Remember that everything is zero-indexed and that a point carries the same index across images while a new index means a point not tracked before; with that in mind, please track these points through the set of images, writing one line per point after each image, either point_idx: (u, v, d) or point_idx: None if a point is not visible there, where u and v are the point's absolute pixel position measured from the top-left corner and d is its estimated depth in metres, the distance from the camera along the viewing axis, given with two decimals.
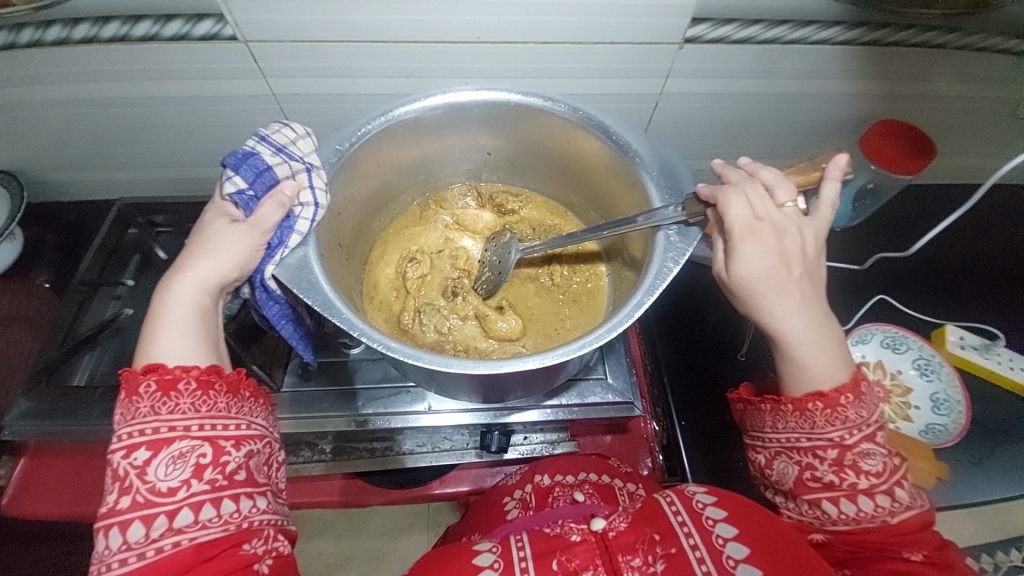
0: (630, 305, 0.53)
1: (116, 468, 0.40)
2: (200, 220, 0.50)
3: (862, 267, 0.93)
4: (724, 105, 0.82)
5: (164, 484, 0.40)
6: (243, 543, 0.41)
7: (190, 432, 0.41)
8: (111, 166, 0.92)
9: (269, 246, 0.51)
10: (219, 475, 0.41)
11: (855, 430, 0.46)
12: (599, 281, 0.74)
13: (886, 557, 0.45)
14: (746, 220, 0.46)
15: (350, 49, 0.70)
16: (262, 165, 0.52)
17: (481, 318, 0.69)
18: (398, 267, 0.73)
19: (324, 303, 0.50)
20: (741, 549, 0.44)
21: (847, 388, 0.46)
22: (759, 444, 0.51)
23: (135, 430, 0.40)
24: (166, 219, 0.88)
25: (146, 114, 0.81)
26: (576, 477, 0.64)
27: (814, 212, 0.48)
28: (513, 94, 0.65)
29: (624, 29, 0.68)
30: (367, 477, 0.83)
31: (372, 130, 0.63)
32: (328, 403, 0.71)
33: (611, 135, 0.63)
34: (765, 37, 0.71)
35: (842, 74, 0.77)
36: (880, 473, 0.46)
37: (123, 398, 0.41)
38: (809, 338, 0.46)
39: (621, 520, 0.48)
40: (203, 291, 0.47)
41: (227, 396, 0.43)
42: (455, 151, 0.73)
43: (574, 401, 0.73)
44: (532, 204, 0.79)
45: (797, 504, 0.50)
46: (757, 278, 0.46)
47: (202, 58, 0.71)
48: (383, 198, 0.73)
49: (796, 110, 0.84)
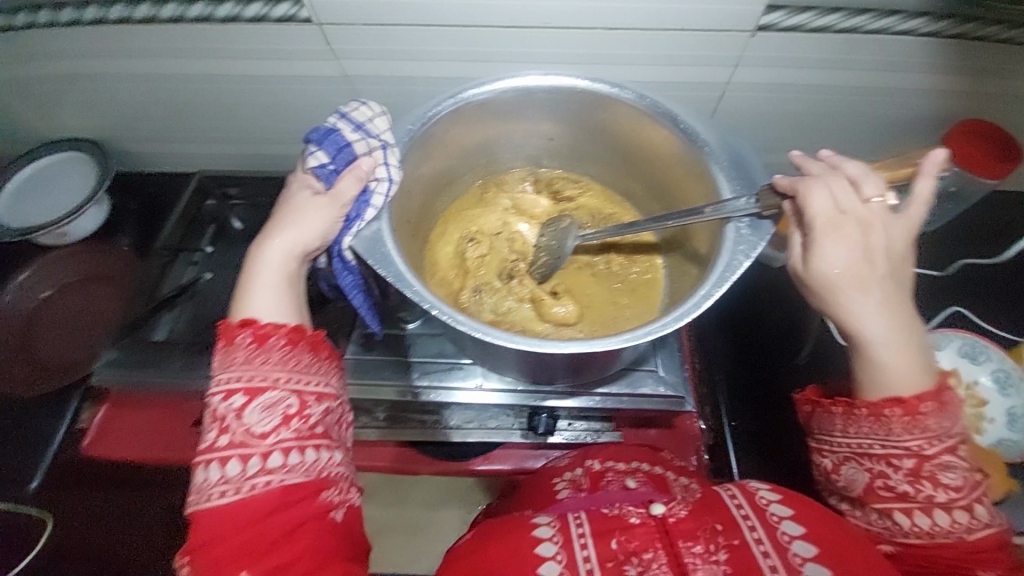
0: (696, 297, 0.52)
1: (216, 409, 0.43)
2: (286, 191, 0.53)
3: (942, 273, 0.88)
4: (796, 98, 0.79)
5: (257, 428, 0.43)
6: (322, 491, 0.44)
7: (278, 384, 0.44)
8: (187, 140, 0.97)
9: (347, 219, 0.53)
10: (303, 426, 0.44)
11: (935, 441, 0.44)
12: (657, 273, 0.74)
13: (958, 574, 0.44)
14: (828, 213, 0.45)
15: (420, 32, 0.72)
16: (342, 141, 0.54)
17: (536, 301, 0.70)
18: (458, 247, 0.75)
19: (396, 275, 0.52)
20: (808, 548, 0.43)
21: (929, 395, 0.44)
22: (826, 448, 0.50)
23: (232, 377, 0.44)
24: (239, 192, 0.93)
25: (225, 91, 0.86)
26: (629, 465, 0.63)
27: (903, 209, 0.46)
28: (580, 80, 0.65)
29: (694, 15, 0.67)
30: (417, 446, 0.86)
31: (443, 111, 0.64)
32: (389, 372, 0.74)
33: (680, 124, 0.62)
34: (841, 27, 0.68)
35: (928, 67, 0.73)
36: (960, 488, 0.44)
37: (222, 346, 0.45)
38: (892, 340, 0.45)
39: (682, 508, 0.48)
40: (289, 258, 0.49)
41: (309, 354, 0.46)
42: (518, 136, 0.74)
43: (625, 390, 0.73)
44: (591, 192, 0.79)
45: (865, 513, 0.48)
46: (837, 273, 0.44)
47: (280, 39, 0.74)
48: (447, 179, 0.74)
49: (875, 104, 0.80)
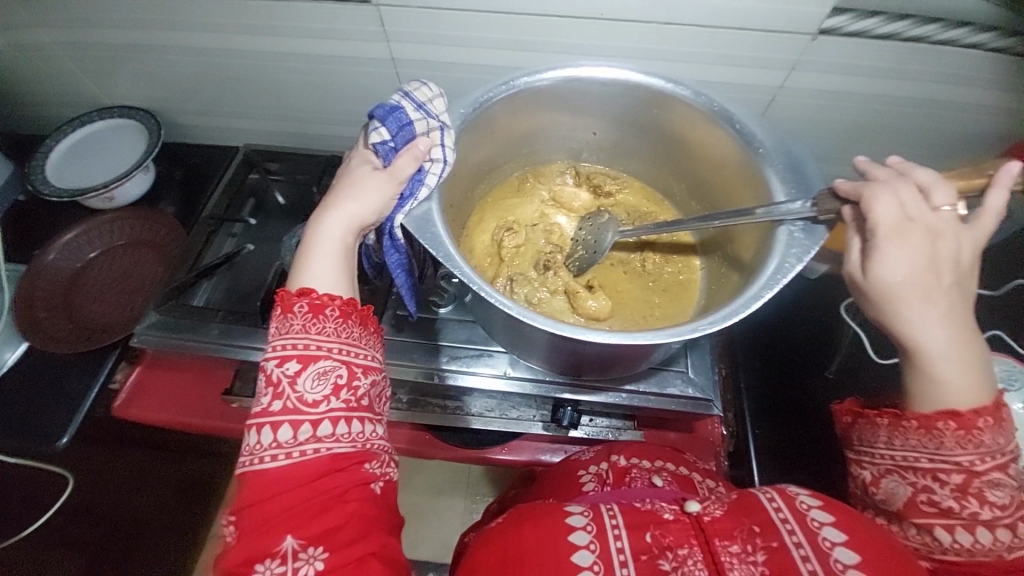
0: (745, 298, 0.52)
1: (270, 375, 0.44)
2: (345, 165, 0.54)
3: (993, 293, 0.85)
4: (850, 105, 0.77)
5: (309, 396, 0.44)
6: (365, 462, 0.45)
7: (332, 353, 0.45)
8: (233, 114, 0.99)
9: (401, 197, 0.54)
10: (352, 397, 0.45)
11: (986, 458, 0.44)
12: (693, 274, 0.74)
13: None
14: (894, 219, 0.44)
15: (474, 18, 0.72)
16: (405, 119, 0.54)
17: (571, 293, 0.70)
18: (494, 236, 0.75)
19: (446, 255, 0.53)
20: (850, 555, 0.42)
21: (986, 411, 0.44)
22: (866, 460, 0.49)
23: (288, 343, 0.45)
24: (279, 167, 0.96)
25: (275, 69, 0.87)
26: (654, 463, 0.64)
27: (973, 220, 0.45)
28: (635, 73, 0.64)
29: (755, 15, 0.66)
30: (434, 431, 0.87)
31: (494, 98, 0.63)
32: (418, 354, 0.75)
33: (736, 124, 0.61)
34: (911, 34, 0.66)
35: (992, 82, 0.71)
36: (1005, 506, 0.43)
37: (279, 313, 0.46)
38: (951, 353, 0.44)
39: (718, 507, 0.48)
40: (347, 230, 0.50)
41: (360, 327, 0.47)
42: (563, 128, 0.74)
43: (652, 390, 0.73)
44: (630, 189, 0.78)
45: (902, 528, 0.47)
46: (900, 281, 0.43)
47: (335, 18, 0.75)
48: (488, 167, 0.74)
49: (930, 117, 0.77)
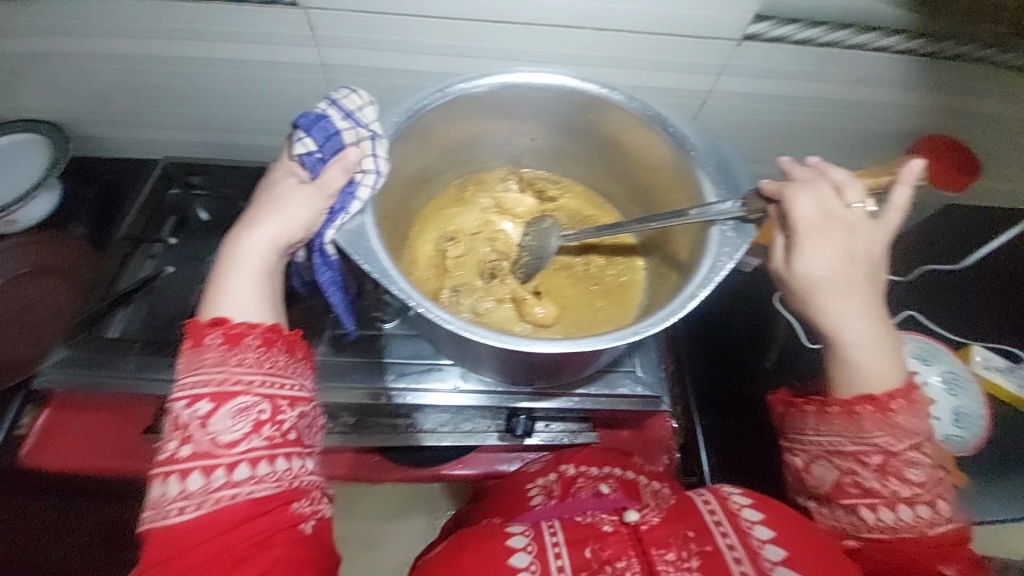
0: (682, 298, 0.53)
1: (178, 416, 0.41)
2: (268, 178, 0.51)
3: (905, 279, 0.93)
4: (774, 108, 0.81)
5: (225, 436, 0.40)
6: (292, 502, 0.41)
7: (252, 387, 0.41)
8: (150, 125, 0.91)
9: (330, 211, 0.50)
10: (275, 433, 0.41)
11: (903, 438, 0.46)
12: (635, 275, 0.74)
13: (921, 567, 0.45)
14: (814, 217, 0.46)
15: (408, 22, 0.70)
16: (332, 129, 0.51)
17: (517, 301, 0.70)
18: (436, 246, 0.74)
19: (382, 272, 0.50)
20: (778, 551, 0.44)
21: (899, 394, 0.47)
22: (797, 447, 0.51)
23: (200, 380, 0.41)
24: (202, 181, 0.90)
25: (196, 75, 0.81)
26: (600, 470, 0.62)
27: (883, 215, 0.47)
28: (570, 79, 0.64)
29: (684, 21, 0.68)
30: (384, 453, 0.84)
31: (429, 105, 0.62)
32: (358, 376, 0.71)
33: (668, 127, 0.63)
34: (826, 40, 0.70)
35: (896, 82, 0.77)
36: (924, 483, 0.46)
37: (189, 347, 0.42)
38: (868, 340, 0.46)
39: (655, 515, 0.48)
40: (270, 250, 0.47)
41: (286, 356, 0.44)
42: (502, 136, 0.73)
43: (602, 391, 0.74)
44: (571, 193, 0.79)
45: (831, 510, 0.49)
46: (820, 275, 0.46)
47: (258, 21, 0.71)
48: (425, 177, 0.72)
49: (845, 118, 0.83)
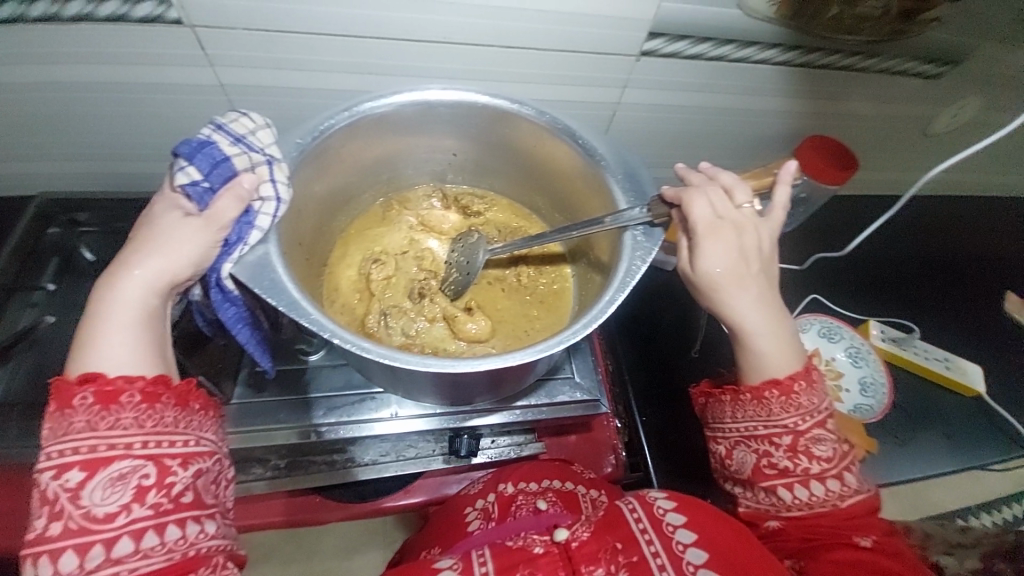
0: (602, 303, 0.54)
1: (44, 490, 0.37)
2: (148, 213, 0.46)
3: (801, 267, 1.02)
4: (677, 117, 0.87)
5: (100, 509, 0.37)
6: (189, 573, 0.39)
7: (132, 451, 0.38)
8: (21, 158, 0.81)
9: (226, 243, 0.47)
10: (164, 498, 0.39)
11: (808, 417, 0.50)
12: (565, 282, 0.75)
13: (842, 543, 0.48)
14: (709, 218, 0.49)
15: (309, 41, 0.67)
16: (219, 155, 0.48)
17: (449, 319, 0.68)
18: (361, 269, 0.71)
19: (290, 303, 0.47)
20: (700, 555, 0.46)
21: (800, 375, 0.50)
22: (720, 435, 0.54)
23: (67, 448, 0.37)
24: (89, 217, 0.81)
25: (72, 101, 0.73)
26: (540, 484, 0.64)
27: (768, 213, 0.52)
28: (480, 95, 0.65)
29: (587, 38, 0.71)
30: (323, 493, 0.80)
31: (336, 125, 0.60)
32: (285, 414, 0.66)
33: (577, 139, 0.65)
34: (713, 54, 0.75)
35: (779, 91, 0.84)
36: (830, 459, 0.50)
37: (54, 411, 0.38)
38: (767, 329, 0.50)
39: (585, 530, 0.49)
40: (150, 292, 0.43)
41: (175, 410, 0.41)
42: (421, 151, 0.72)
43: (542, 401, 0.73)
44: (497, 207, 0.79)
45: (755, 493, 0.53)
46: (719, 273, 0.49)
47: (140, 42, 0.65)
48: (345, 197, 0.70)
49: (741, 123, 0.90)
